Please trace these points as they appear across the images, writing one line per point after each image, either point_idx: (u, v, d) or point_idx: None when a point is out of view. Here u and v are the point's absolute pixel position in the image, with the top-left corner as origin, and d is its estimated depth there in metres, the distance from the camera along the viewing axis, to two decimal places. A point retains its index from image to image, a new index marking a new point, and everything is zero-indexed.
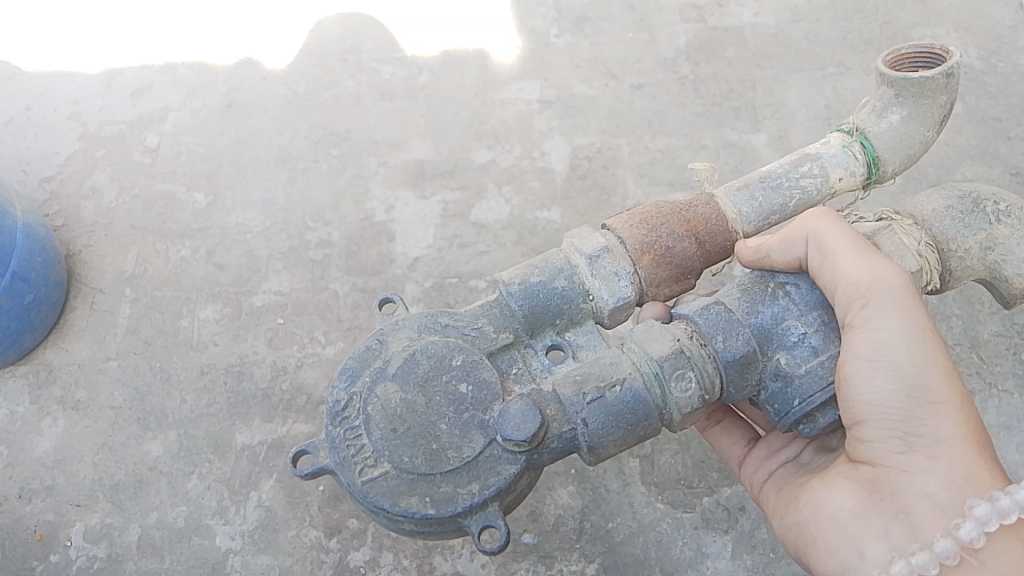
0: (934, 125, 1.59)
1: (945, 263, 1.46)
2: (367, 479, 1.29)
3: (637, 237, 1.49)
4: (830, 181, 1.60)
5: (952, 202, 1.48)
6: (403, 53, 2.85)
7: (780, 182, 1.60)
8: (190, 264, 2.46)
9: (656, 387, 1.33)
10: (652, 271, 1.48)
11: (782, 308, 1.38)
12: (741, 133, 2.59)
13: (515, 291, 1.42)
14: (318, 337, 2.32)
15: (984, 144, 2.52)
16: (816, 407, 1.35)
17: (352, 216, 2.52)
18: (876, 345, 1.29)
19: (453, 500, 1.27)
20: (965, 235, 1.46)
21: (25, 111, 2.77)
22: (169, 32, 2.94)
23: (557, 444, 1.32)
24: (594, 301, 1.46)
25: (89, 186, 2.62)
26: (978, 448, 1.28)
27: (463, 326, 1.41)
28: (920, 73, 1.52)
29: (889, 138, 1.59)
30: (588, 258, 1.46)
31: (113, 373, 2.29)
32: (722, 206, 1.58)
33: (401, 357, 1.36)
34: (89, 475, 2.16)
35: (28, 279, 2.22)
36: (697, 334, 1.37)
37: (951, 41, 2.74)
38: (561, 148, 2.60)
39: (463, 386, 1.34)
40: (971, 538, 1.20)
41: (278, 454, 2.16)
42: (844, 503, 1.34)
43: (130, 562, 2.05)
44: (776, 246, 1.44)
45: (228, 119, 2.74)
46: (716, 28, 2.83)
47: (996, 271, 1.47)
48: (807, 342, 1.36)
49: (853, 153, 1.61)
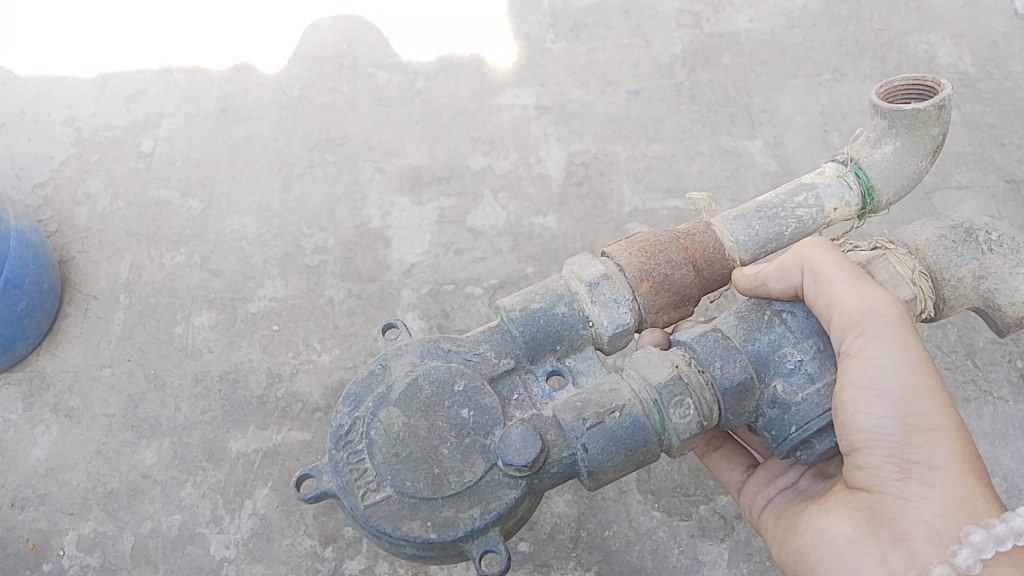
0: (926, 155, 1.59)
1: (941, 292, 1.45)
2: (370, 504, 1.28)
3: (635, 265, 1.48)
4: (826, 211, 1.60)
5: (945, 232, 1.48)
6: (399, 58, 2.84)
7: (776, 212, 1.59)
8: (185, 270, 2.45)
9: (654, 413, 1.33)
10: (650, 298, 1.48)
11: (779, 335, 1.39)
12: (737, 139, 2.59)
13: (516, 317, 1.42)
14: (313, 344, 2.31)
15: (978, 151, 2.52)
16: (813, 433, 1.35)
17: (348, 223, 2.51)
18: (871, 372, 1.29)
19: (455, 525, 1.26)
20: (959, 265, 1.45)
21: (19, 116, 2.76)
22: (164, 37, 2.93)
23: (557, 469, 1.32)
24: (593, 327, 1.45)
25: (82, 191, 2.61)
26: (974, 476, 1.27)
27: (465, 351, 1.41)
28: (912, 106, 1.52)
29: (883, 169, 1.59)
30: (588, 285, 1.46)
31: (107, 381, 2.28)
32: (718, 235, 1.57)
33: (404, 382, 1.36)
34: (83, 483, 2.14)
35: (21, 286, 2.21)
36: (694, 361, 1.37)
37: (947, 48, 2.74)
38: (557, 154, 2.60)
39: (465, 411, 1.33)
40: (967, 565, 1.20)
41: (273, 462, 2.15)
42: (843, 529, 1.32)
43: (124, 571, 2.04)
44: (773, 274, 1.45)
45: (223, 124, 2.73)
46: (712, 34, 2.83)
47: (990, 299, 1.46)
48: (803, 370, 1.36)
49: (847, 183, 1.61)
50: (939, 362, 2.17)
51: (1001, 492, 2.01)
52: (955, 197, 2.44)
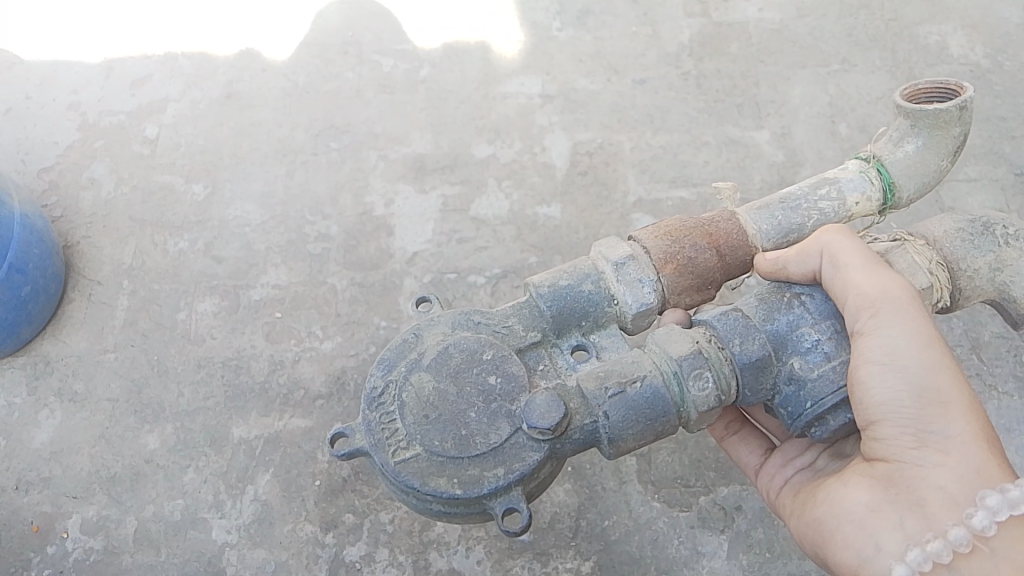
0: (948, 155, 1.56)
1: (956, 282, 1.43)
2: (400, 460, 1.28)
3: (660, 247, 1.48)
4: (847, 205, 1.56)
5: (962, 225, 1.47)
6: (405, 45, 2.83)
7: (799, 203, 1.56)
8: (189, 256, 2.46)
9: (674, 386, 1.33)
10: (674, 280, 1.47)
11: (797, 316, 1.38)
12: (744, 130, 2.57)
13: (544, 292, 1.42)
14: (316, 332, 2.31)
15: (988, 143, 2.50)
16: (828, 409, 1.34)
17: (351, 210, 2.51)
18: (886, 346, 1.29)
19: (480, 482, 1.26)
20: (975, 256, 1.43)
21: (25, 100, 2.76)
22: (170, 22, 2.92)
23: (578, 435, 1.32)
24: (618, 304, 1.45)
25: (87, 176, 2.61)
26: (990, 446, 1.26)
27: (493, 324, 1.42)
28: (934, 106, 1.51)
29: (906, 166, 1.56)
30: (614, 264, 1.46)
31: (111, 366, 2.29)
32: (742, 224, 1.55)
33: (435, 349, 1.37)
34: (86, 467, 2.16)
35: (25, 271, 2.21)
36: (715, 338, 1.37)
37: (958, 39, 2.71)
38: (562, 143, 2.59)
39: (492, 377, 1.34)
40: (983, 527, 1.18)
41: (275, 448, 2.15)
42: (860, 497, 1.30)
43: (126, 554, 2.05)
44: (793, 257, 1.42)
45: (227, 110, 2.73)
46: (720, 23, 2.80)
47: (1005, 292, 1.43)
48: (820, 348, 1.35)
49: (869, 178, 1.57)
50: None
51: None
52: (964, 189, 2.41)
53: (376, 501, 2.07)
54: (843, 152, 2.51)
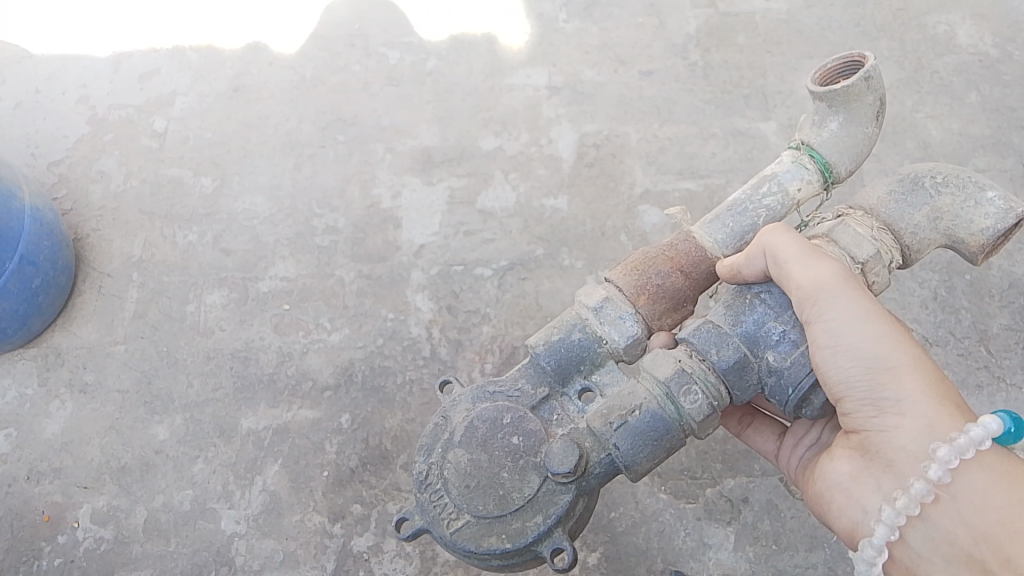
0: (876, 119, 1.44)
1: (901, 242, 1.37)
2: (454, 530, 1.34)
3: (629, 282, 1.46)
4: (791, 195, 1.49)
5: (893, 186, 1.41)
6: (412, 37, 2.83)
7: (744, 207, 1.50)
8: (197, 249, 2.47)
9: (669, 405, 1.32)
10: (651, 308, 1.44)
11: (761, 313, 1.35)
12: (751, 121, 2.56)
13: (540, 350, 1.43)
14: (323, 324, 2.32)
15: (997, 134, 2.48)
16: (809, 390, 1.32)
17: (358, 202, 2.51)
18: (827, 327, 1.25)
19: (525, 533, 1.32)
20: (910, 213, 1.38)
21: (35, 94, 2.78)
22: (177, 15, 2.93)
23: (600, 470, 1.37)
24: (608, 344, 1.44)
25: (97, 169, 2.63)
26: (945, 395, 1.22)
27: (507, 389, 1.45)
28: (842, 83, 1.40)
29: (834, 142, 1.48)
30: (593, 308, 1.45)
31: (121, 358, 2.31)
32: (698, 240, 1.50)
33: (462, 425, 1.40)
34: (96, 458, 2.18)
35: (35, 263, 2.22)
36: (695, 352, 1.36)
37: (967, 28, 2.69)
38: (569, 135, 2.58)
39: (515, 437, 1.37)
40: (940, 477, 1.14)
41: (283, 439, 2.17)
42: (843, 467, 1.31)
43: (137, 544, 2.07)
44: (742, 261, 1.38)
45: (236, 103, 2.74)
46: (728, 13, 2.79)
47: (952, 236, 1.37)
48: (788, 337, 1.32)
49: (803, 165, 1.50)
50: (952, 347, 2.15)
51: None
52: None
53: (383, 492, 2.09)
54: None
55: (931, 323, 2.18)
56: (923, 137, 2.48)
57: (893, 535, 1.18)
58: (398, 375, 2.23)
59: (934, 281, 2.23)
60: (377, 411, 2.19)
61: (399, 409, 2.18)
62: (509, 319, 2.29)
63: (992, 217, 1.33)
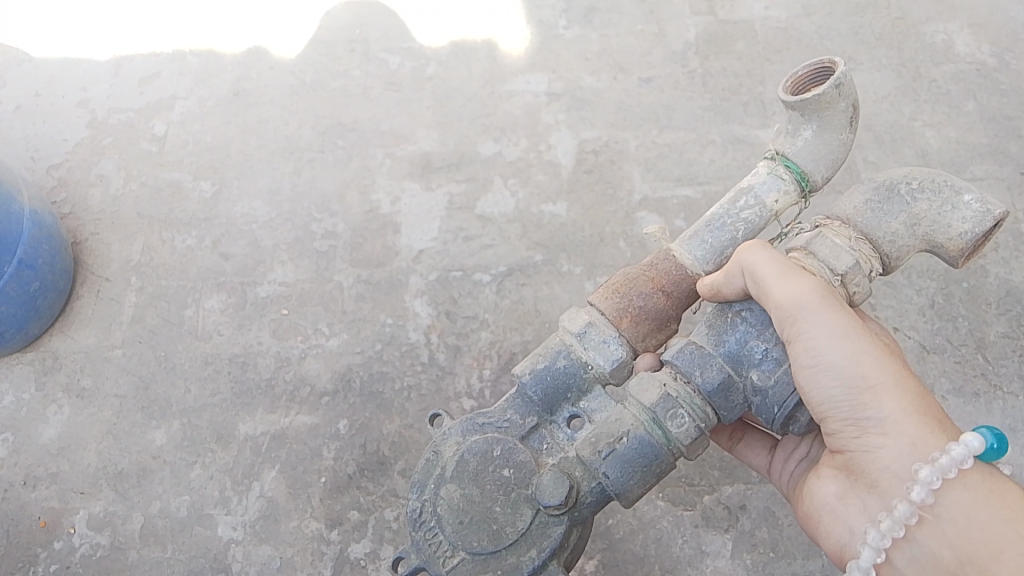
0: (848, 125, 1.43)
1: (879, 250, 1.34)
2: (450, 568, 1.34)
3: (611, 305, 1.45)
4: (768, 207, 1.47)
5: (869, 194, 1.38)
6: (412, 43, 2.83)
7: (723, 221, 1.48)
8: (196, 254, 2.47)
9: (656, 430, 1.32)
10: (634, 330, 1.43)
11: (743, 331, 1.33)
12: (750, 128, 2.57)
13: (525, 379, 1.41)
14: (322, 329, 2.32)
15: (995, 143, 2.49)
16: (794, 408, 1.30)
17: (357, 207, 2.51)
18: (807, 349, 1.24)
19: (520, 568, 1.32)
20: (888, 221, 1.34)
21: (34, 98, 2.78)
22: (177, 19, 2.93)
23: (591, 499, 1.36)
24: (594, 369, 1.42)
25: (96, 173, 2.63)
26: (927, 412, 1.21)
27: (495, 420, 1.43)
28: (812, 92, 1.37)
29: (809, 152, 1.46)
30: (577, 334, 1.43)
31: (119, 362, 2.31)
32: (679, 259, 1.49)
33: (452, 459, 1.39)
34: (93, 463, 2.17)
35: (34, 267, 2.22)
36: (679, 374, 1.35)
37: (965, 37, 2.70)
38: (568, 141, 2.59)
39: (505, 469, 1.36)
40: (922, 499, 1.14)
41: (280, 445, 2.16)
42: (829, 485, 1.31)
43: (133, 549, 2.07)
44: (722, 280, 1.36)
45: (235, 107, 2.74)
46: (727, 20, 2.79)
47: (932, 241, 1.33)
48: (771, 356, 1.30)
49: (779, 176, 1.48)
50: (949, 355, 2.15)
51: None
52: None
53: (381, 498, 2.09)
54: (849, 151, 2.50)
55: (929, 331, 2.18)
56: (921, 145, 2.49)
57: (880, 556, 1.18)
58: (396, 380, 2.23)
59: (932, 289, 2.23)
60: (374, 417, 2.18)
61: (397, 415, 2.18)
62: (507, 326, 2.29)
63: (970, 221, 1.30)
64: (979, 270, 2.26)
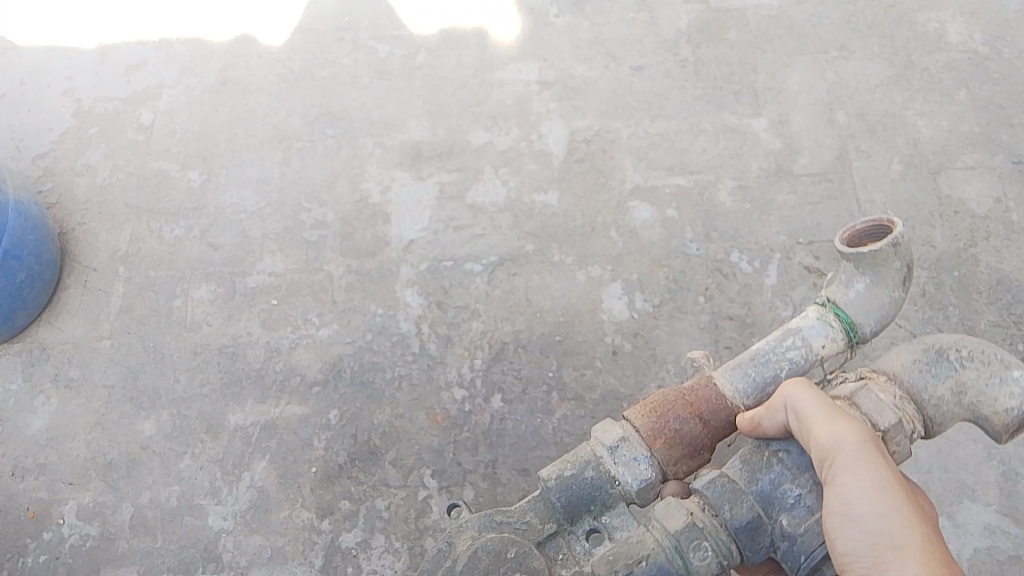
0: (902, 284, 1.59)
1: (924, 418, 1.44)
2: None
3: (648, 424, 1.54)
4: (814, 350, 1.63)
5: (918, 354, 1.47)
6: (402, 30, 2.81)
7: (769, 357, 1.62)
8: (184, 244, 2.45)
9: (677, 559, 1.35)
10: (666, 452, 1.53)
11: (777, 473, 1.39)
12: (742, 117, 2.56)
13: (552, 487, 1.46)
14: (312, 319, 2.31)
15: (986, 132, 2.49)
16: (821, 560, 1.34)
17: (348, 197, 2.50)
18: (840, 496, 1.27)
19: None
20: (933, 383, 1.44)
21: (19, 86, 2.75)
22: (163, 9, 2.91)
23: None
24: (621, 485, 1.50)
25: (82, 162, 2.60)
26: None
27: (513, 520, 1.47)
28: (870, 248, 1.55)
29: (859, 304, 1.62)
30: (609, 448, 1.52)
31: (107, 353, 2.29)
32: (720, 386, 1.61)
33: (465, 555, 1.35)
34: (82, 454, 2.16)
35: (20, 257, 2.21)
36: (707, 506, 1.39)
37: (956, 26, 2.69)
38: (559, 131, 2.57)
39: (518, 575, 1.32)
40: None
41: (270, 435, 2.15)
42: None
43: (123, 540, 2.06)
44: (764, 413, 1.44)
45: (223, 96, 2.71)
46: (718, 9, 2.79)
47: (977, 410, 1.41)
48: (803, 502, 1.35)
49: (828, 322, 1.65)
50: None
51: (997, 475, 2.00)
52: (961, 177, 2.41)
53: (372, 488, 2.07)
54: (840, 140, 2.49)
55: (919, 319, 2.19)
56: (912, 134, 2.49)
57: None
58: (387, 370, 2.22)
59: (923, 279, 2.25)
60: (365, 407, 2.17)
61: (388, 405, 2.17)
62: (499, 316, 2.28)
63: (1018, 396, 1.38)
64: (969, 259, 2.27)
